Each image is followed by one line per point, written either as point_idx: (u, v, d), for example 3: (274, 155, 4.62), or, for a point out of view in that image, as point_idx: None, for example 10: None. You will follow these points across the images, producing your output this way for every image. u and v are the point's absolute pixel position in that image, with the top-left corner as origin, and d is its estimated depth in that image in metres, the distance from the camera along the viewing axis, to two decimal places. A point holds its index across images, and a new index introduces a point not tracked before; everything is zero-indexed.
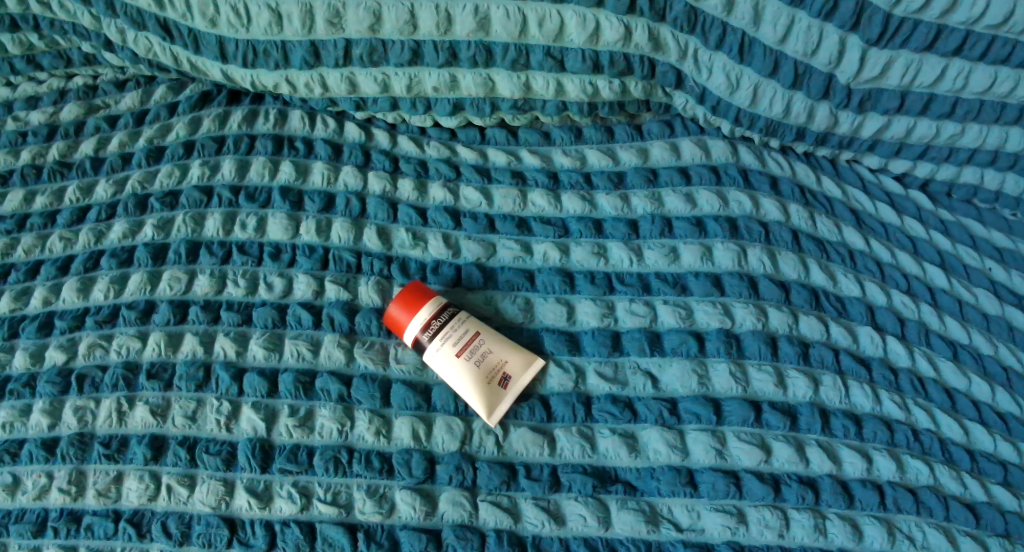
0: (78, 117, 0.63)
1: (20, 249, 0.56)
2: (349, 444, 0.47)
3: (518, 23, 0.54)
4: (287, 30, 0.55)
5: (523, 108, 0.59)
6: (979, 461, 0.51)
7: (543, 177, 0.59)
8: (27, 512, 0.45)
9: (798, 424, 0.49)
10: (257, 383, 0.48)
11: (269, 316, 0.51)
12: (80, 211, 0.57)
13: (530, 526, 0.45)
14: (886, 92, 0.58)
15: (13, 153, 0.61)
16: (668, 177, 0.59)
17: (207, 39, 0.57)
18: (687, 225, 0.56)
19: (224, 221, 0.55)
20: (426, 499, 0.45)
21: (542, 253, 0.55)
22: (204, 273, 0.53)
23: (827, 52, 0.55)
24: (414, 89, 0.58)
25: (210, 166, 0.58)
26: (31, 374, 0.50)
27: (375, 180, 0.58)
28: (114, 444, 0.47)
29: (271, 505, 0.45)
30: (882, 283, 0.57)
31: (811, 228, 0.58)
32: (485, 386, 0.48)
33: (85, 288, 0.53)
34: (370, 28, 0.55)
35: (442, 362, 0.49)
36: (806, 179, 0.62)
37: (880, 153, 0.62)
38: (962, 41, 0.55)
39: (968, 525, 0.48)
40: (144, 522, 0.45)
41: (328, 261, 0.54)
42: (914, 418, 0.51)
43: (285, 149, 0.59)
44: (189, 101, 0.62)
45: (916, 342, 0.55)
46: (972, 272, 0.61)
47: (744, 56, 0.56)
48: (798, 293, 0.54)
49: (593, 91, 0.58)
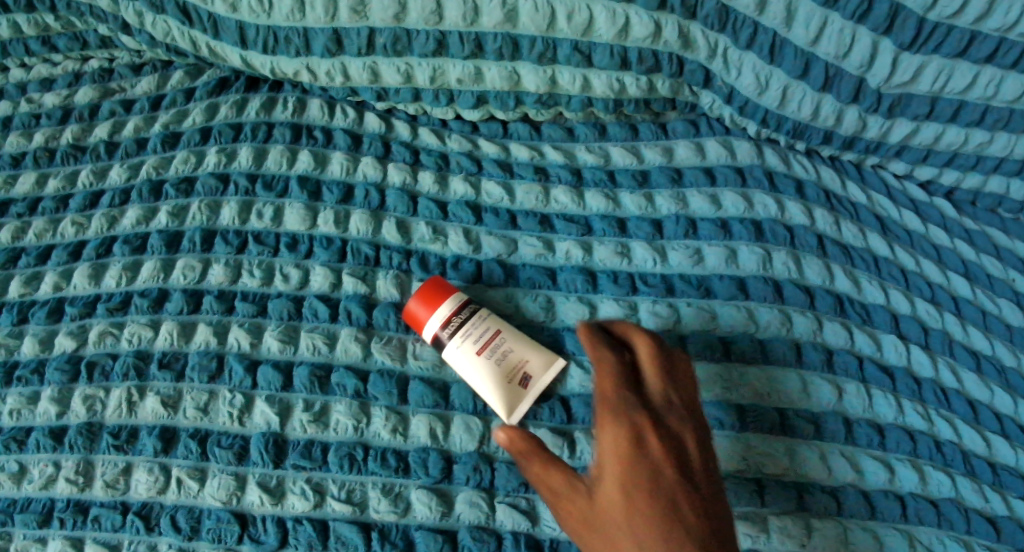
0: (92, 100, 0.62)
1: (31, 232, 0.55)
2: (365, 441, 0.46)
3: (546, 16, 0.53)
4: (309, 16, 0.54)
5: (548, 103, 0.58)
6: (999, 473, 0.51)
7: (566, 174, 0.57)
8: (33, 502, 0.44)
9: (821, 432, 0.48)
10: (272, 376, 0.47)
11: (285, 308, 0.50)
12: (93, 196, 0.56)
13: (548, 530, 0.45)
14: (916, 97, 0.57)
15: (26, 135, 0.60)
16: (693, 177, 0.58)
17: (227, 24, 0.56)
18: (711, 227, 0.55)
19: (241, 209, 0.54)
20: (443, 499, 0.45)
21: (564, 251, 0.54)
22: (219, 262, 0.52)
23: (859, 55, 0.54)
24: (438, 80, 0.57)
25: (227, 153, 0.57)
26: (39, 361, 0.49)
27: (395, 172, 0.56)
28: (123, 435, 0.46)
29: (283, 502, 0.44)
30: (905, 290, 0.56)
31: (836, 234, 0.57)
32: (505, 386, 0.47)
33: (96, 274, 0.52)
34: (395, 16, 0.53)
35: (461, 360, 0.47)
36: (831, 183, 0.60)
37: (907, 159, 0.62)
38: (995, 48, 0.54)
39: (987, 538, 0.48)
40: (153, 516, 0.44)
41: (346, 253, 0.53)
42: (936, 428, 0.51)
43: (304, 138, 0.58)
44: (207, 87, 0.61)
45: (938, 352, 0.54)
46: (995, 282, 0.60)
47: (775, 56, 0.55)
48: (822, 299, 0.53)
49: (619, 87, 0.57)
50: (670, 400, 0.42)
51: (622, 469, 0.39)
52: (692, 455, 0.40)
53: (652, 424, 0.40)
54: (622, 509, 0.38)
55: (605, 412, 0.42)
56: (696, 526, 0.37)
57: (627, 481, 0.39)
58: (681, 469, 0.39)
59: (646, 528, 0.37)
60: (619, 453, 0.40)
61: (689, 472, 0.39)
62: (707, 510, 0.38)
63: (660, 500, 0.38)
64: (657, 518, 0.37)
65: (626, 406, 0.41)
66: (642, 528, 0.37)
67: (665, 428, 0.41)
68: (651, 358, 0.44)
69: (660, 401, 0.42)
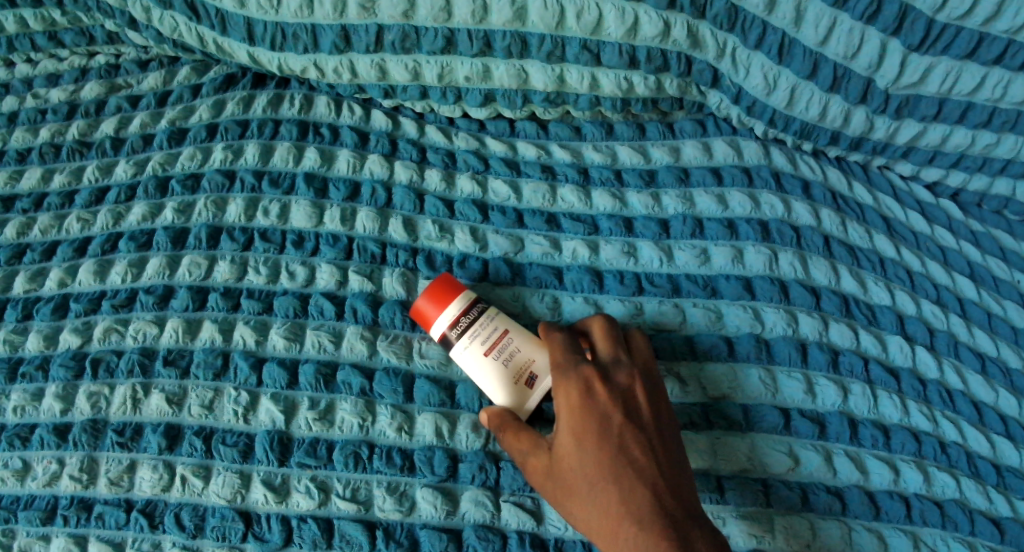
0: (99, 96, 0.61)
1: (36, 228, 0.54)
2: (370, 439, 0.46)
3: (556, 14, 0.53)
4: (318, 13, 0.54)
5: (555, 102, 0.58)
6: (1004, 475, 0.51)
7: (573, 173, 0.57)
8: (37, 498, 0.44)
9: (827, 432, 0.48)
10: (277, 373, 0.47)
11: (291, 305, 0.50)
12: (98, 191, 0.56)
13: (553, 529, 0.44)
14: (924, 99, 0.57)
15: (32, 131, 0.60)
16: (700, 177, 0.57)
17: (235, 20, 0.56)
18: (718, 227, 0.55)
19: (247, 206, 0.54)
20: (448, 498, 0.45)
21: (571, 250, 0.54)
22: (225, 259, 0.52)
23: (868, 56, 0.54)
24: (445, 78, 0.57)
25: (233, 150, 0.57)
26: (44, 357, 0.49)
27: (402, 169, 0.56)
28: (128, 432, 0.46)
29: (288, 499, 0.44)
30: (912, 291, 0.56)
31: (842, 234, 0.57)
32: (512, 386, 0.46)
33: (102, 270, 0.52)
34: (404, 13, 0.53)
35: (468, 361, 0.47)
36: (838, 183, 0.60)
37: (914, 160, 0.61)
38: (1004, 49, 0.54)
39: (992, 540, 0.48)
40: (156, 514, 0.44)
41: (352, 251, 0.52)
42: (942, 430, 0.51)
43: (310, 135, 0.58)
44: (213, 83, 0.61)
45: (945, 353, 0.54)
46: (1001, 284, 0.60)
47: (784, 56, 0.55)
48: (829, 300, 0.53)
49: (627, 86, 0.57)
50: (618, 357, 0.45)
51: (574, 420, 0.42)
52: (640, 406, 0.43)
53: (601, 378, 0.43)
54: (575, 455, 0.41)
55: (558, 370, 0.44)
56: (645, 469, 0.40)
57: (579, 431, 0.41)
58: (629, 417, 0.42)
59: (598, 472, 0.40)
60: (571, 405, 0.42)
61: (636, 420, 0.42)
62: (655, 454, 0.41)
63: (610, 446, 0.41)
64: (608, 461, 0.40)
65: (576, 365, 0.44)
66: (594, 473, 0.40)
67: (614, 381, 0.43)
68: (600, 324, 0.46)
69: (609, 359, 0.45)
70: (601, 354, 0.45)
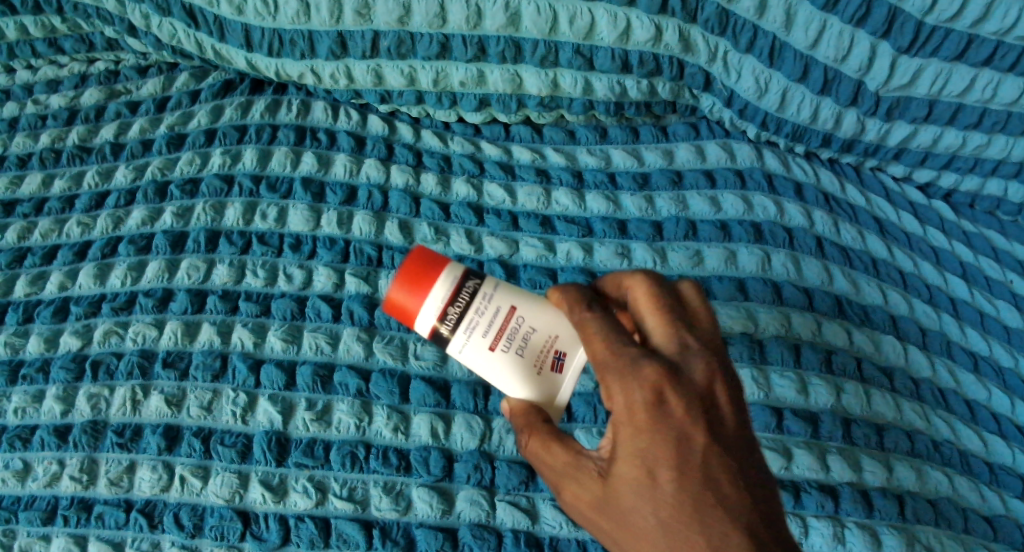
0: (98, 102, 0.62)
1: (37, 232, 0.55)
2: (367, 440, 0.47)
3: (549, 20, 0.54)
4: (314, 19, 0.55)
5: (549, 106, 0.59)
6: (997, 472, 0.52)
7: (567, 176, 0.58)
8: (37, 499, 0.45)
9: (820, 431, 0.49)
10: (275, 375, 0.48)
11: (288, 308, 0.50)
12: (98, 196, 0.57)
13: (548, 528, 0.45)
14: (914, 101, 0.57)
15: (32, 136, 0.61)
16: (693, 179, 0.58)
17: (232, 26, 0.57)
18: (711, 229, 0.55)
19: (245, 210, 0.54)
20: (444, 497, 0.45)
21: (565, 252, 0.54)
22: (223, 262, 0.52)
23: (857, 59, 0.55)
24: (440, 83, 0.57)
25: (231, 155, 0.57)
26: (44, 359, 0.49)
27: (398, 173, 0.57)
28: (127, 433, 0.46)
29: (285, 499, 0.44)
30: (904, 292, 0.57)
31: (835, 235, 0.57)
32: (536, 377, 0.40)
33: (102, 273, 0.52)
34: (399, 19, 0.54)
35: (476, 358, 0.40)
36: (830, 185, 0.61)
37: (906, 161, 0.62)
38: (993, 51, 0.55)
39: (985, 537, 0.49)
40: (156, 514, 0.44)
41: (349, 254, 0.53)
42: (934, 428, 0.51)
43: (307, 140, 0.58)
44: (211, 89, 0.62)
45: (937, 352, 0.55)
46: (994, 284, 0.61)
47: (775, 60, 0.56)
48: (821, 300, 0.54)
49: (620, 90, 0.58)
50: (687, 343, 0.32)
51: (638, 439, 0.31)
52: (721, 411, 0.31)
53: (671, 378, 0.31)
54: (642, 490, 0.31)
55: (607, 372, 0.32)
56: (738, 507, 0.30)
57: (648, 459, 0.31)
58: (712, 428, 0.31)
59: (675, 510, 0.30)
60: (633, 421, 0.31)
61: (719, 431, 0.31)
62: (746, 476, 0.31)
63: (690, 475, 0.30)
64: (688, 498, 0.30)
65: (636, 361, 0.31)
66: (669, 510, 0.30)
67: (688, 384, 0.31)
68: (651, 299, 0.33)
69: (675, 349, 0.32)
70: (659, 341, 0.33)
